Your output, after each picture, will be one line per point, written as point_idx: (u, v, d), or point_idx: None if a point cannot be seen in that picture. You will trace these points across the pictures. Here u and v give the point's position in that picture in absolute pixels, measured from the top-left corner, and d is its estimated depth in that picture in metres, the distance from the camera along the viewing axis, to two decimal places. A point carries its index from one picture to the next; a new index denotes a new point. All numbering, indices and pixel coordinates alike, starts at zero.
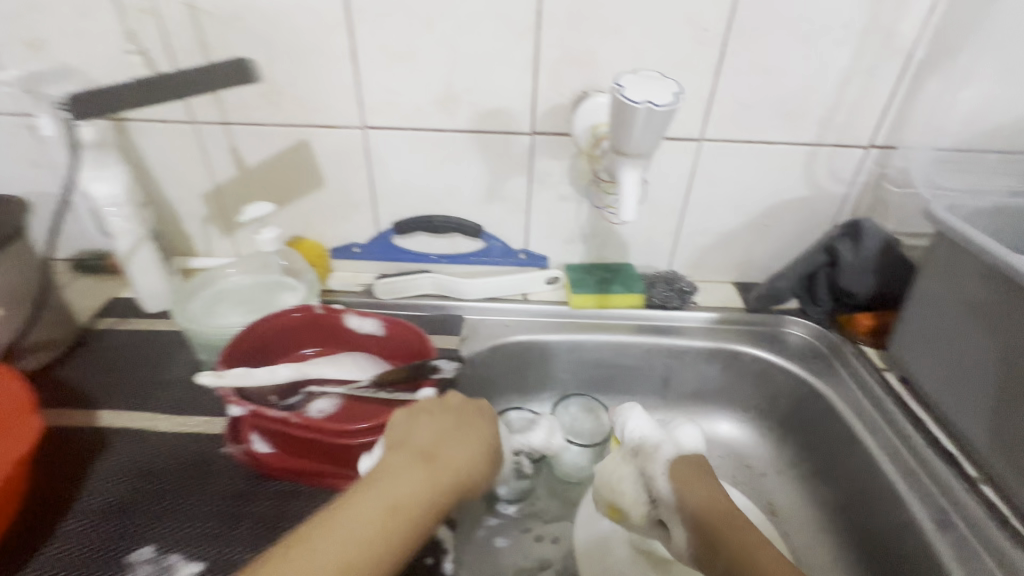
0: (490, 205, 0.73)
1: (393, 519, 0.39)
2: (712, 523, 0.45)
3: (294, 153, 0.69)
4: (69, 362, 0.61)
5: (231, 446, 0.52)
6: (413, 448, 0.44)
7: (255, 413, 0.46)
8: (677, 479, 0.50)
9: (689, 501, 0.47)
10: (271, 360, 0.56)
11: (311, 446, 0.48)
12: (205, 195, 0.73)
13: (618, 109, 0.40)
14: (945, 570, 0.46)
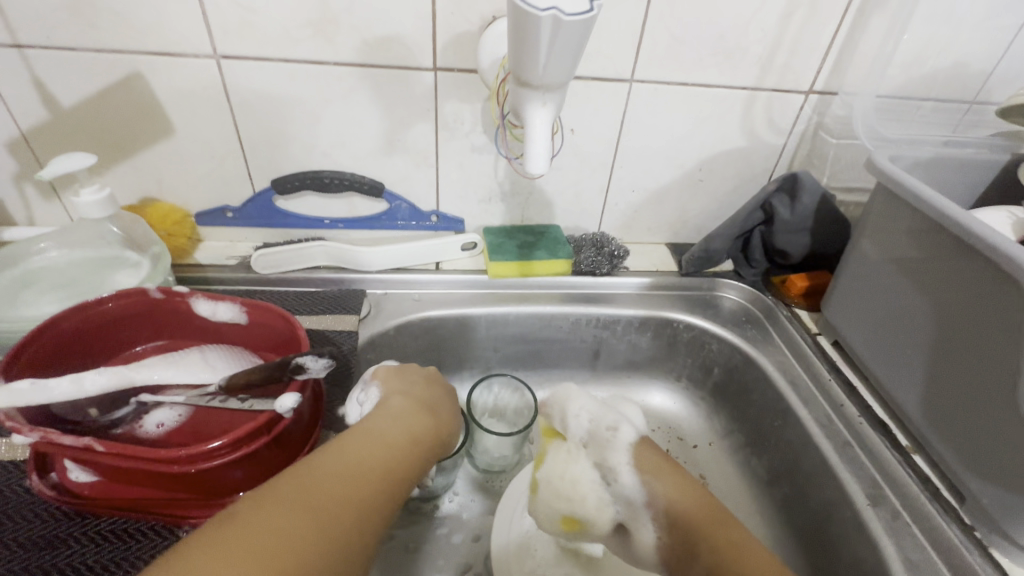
0: (391, 158, 0.61)
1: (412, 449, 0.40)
2: (699, 527, 0.39)
3: (125, 90, 0.54)
4: None
5: (32, 479, 0.39)
6: (413, 395, 0.45)
7: (49, 442, 0.34)
8: (646, 469, 0.42)
9: (660, 494, 0.41)
10: (94, 360, 0.45)
11: (141, 474, 0.37)
12: (10, 146, 0.56)
13: (516, 21, 0.29)
14: (877, 549, 0.44)
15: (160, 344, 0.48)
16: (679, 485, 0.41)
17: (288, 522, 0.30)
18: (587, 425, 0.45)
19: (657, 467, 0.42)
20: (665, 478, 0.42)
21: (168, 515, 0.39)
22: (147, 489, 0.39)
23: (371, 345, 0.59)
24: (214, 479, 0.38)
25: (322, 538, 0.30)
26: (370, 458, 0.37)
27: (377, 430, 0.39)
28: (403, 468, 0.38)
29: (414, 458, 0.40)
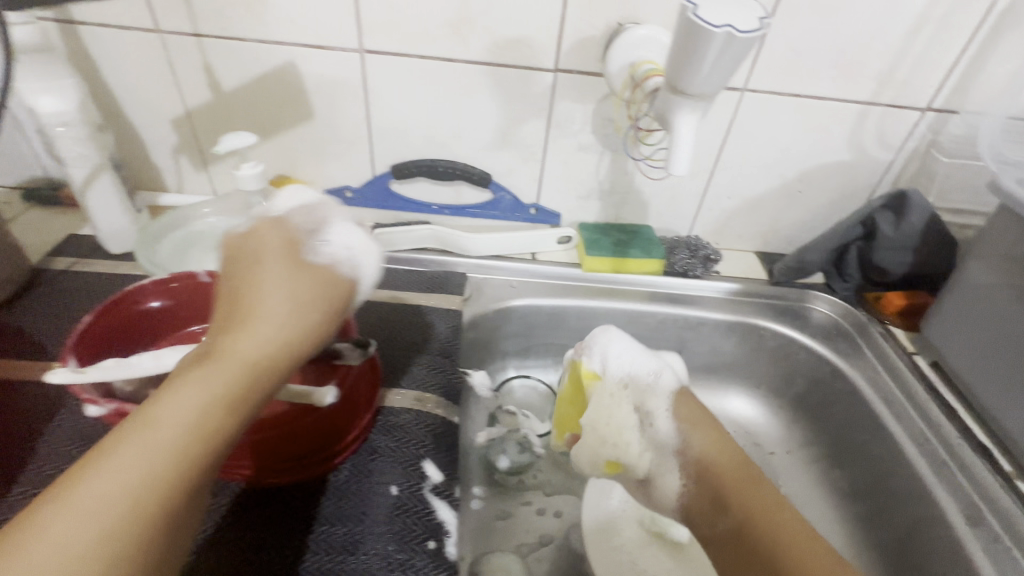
0: (502, 152, 0.65)
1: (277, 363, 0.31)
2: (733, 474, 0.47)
3: (278, 78, 0.60)
4: (17, 305, 0.53)
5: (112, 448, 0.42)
6: (244, 299, 0.32)
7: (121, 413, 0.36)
8: (682, 421, 0.52)
9: (687, 437, 0.51)
10: (156, 339, 0.47)
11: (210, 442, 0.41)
12: (175, 122, 0.64)
13: (686, 35, 0.32)
14: (973, 569, 0.44)
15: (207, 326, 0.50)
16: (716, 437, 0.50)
17: (20, 573, 0.21)
18: (630, 370, 0.55)
19: (693, 424, 0.52)
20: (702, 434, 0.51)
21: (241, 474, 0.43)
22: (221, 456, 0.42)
23: (471, 324, 0.63)
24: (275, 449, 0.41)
25: (66, 569, 0.21)
26: (165, 445, 0.25)
27: (152, 425, 0.26)
28: (218, 407, 0.28)
29: (255, 384, 0.29)
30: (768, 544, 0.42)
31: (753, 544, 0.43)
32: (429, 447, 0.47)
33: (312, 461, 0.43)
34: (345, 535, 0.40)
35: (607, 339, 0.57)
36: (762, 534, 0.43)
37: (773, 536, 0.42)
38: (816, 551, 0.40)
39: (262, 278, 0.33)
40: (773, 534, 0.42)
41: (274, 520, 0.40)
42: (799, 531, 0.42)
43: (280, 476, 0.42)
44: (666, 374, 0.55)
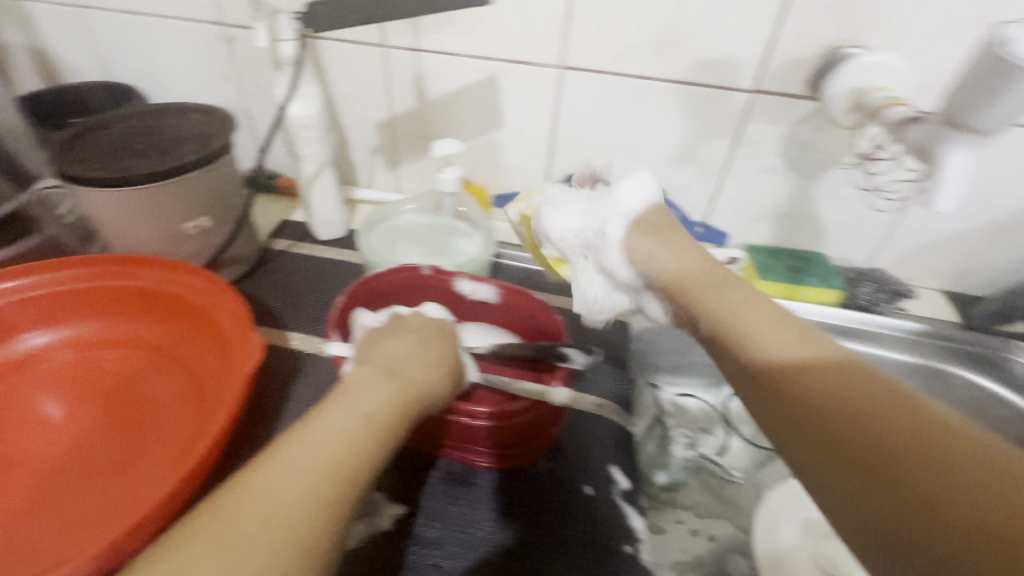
0: (680, 169, 0.66)
1: (388, 414, 0.36)
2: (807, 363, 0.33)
3: (477, 90, 0.64)
4: (254, 278, 0.62)
5: None
6: (389, 351, 0.42)
7: None
8: (750, 303, 0.39)
9: (670, 271, 0.45)
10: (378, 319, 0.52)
11: (436, 423, 0.43)
12: (379, 125, 0.71)
13: (990, 73, 0.35)
14: None
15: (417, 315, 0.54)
16: (759, 319, 0.37)
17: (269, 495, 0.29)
18: (578, 234, 0.51)
19: (760, 304, 0.39)
20: (773, 318, 0.37)
21: (452, 454, 0.46)
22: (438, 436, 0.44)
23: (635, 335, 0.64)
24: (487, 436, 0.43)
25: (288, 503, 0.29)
26: (311, 466, 0.31)
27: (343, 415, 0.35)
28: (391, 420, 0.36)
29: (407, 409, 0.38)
30: (827, 409, 0.30)
31: (828, 431, 0.29)
32: (613, 453, 0.48)
33: (518, 453, 0.45)
34: (547, 525, 0.43)
35: (550, 211, 0.52)
36: (827, 421, 0.29)
37: (858, 419, 0.28)
38: (860, 382, 0.30)
39: (403, 340, 0.43)
40: (849, 417, 0.29)
41: (485, 500, 0.44)
42: (848, 414, 0.29)
43: (489, 459, 0.45)
44: (611, 227, 0.49)
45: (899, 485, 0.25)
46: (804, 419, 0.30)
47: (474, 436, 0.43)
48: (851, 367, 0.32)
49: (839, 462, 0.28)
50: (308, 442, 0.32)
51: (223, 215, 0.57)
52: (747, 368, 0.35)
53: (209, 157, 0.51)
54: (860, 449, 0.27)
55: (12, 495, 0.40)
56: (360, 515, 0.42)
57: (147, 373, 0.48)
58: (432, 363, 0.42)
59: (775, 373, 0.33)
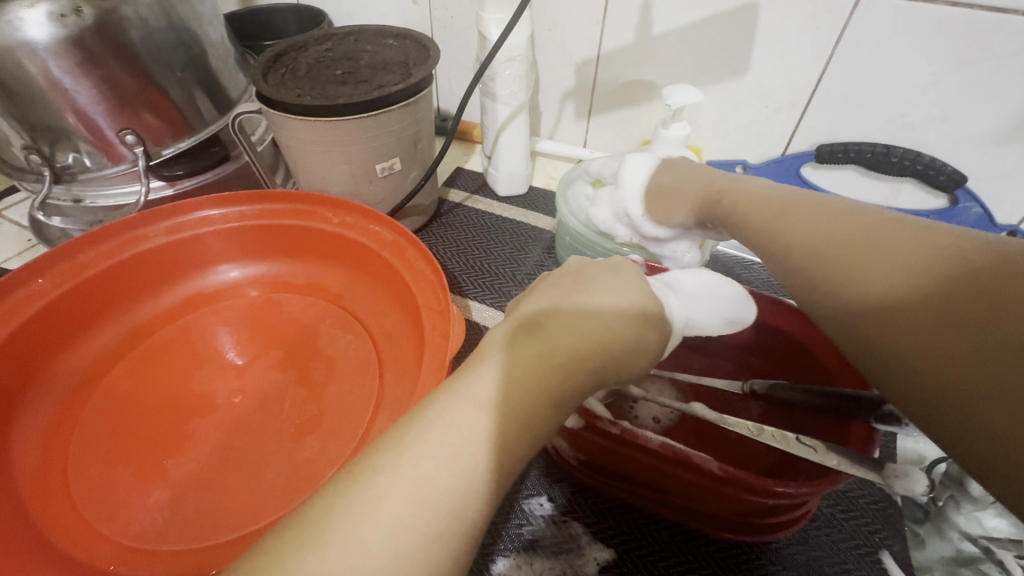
0: (1004, 146, 0.47)
1: (536, 392, 0.21)
2: (878, 274, 0.23)
3: (722, 23, 0.50)
4: (430, 232, 0.56)
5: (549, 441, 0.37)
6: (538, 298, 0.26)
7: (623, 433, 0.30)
8: (784, 202, 0.28)
9: (696, 192, 0.35)
10: None
11: (672, 480, 0.32)
12: (581, 65, 0.59)
13: None
14: None
15: None
16: (809, 214, 0.27)
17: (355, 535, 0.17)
18: (617, 226, 0.43)
19: (798, 199, 0.28)
20: (820, 210, 0.27)
21: (679, 515, 0.34)
22: (669, 492, 0.33)
23: None
24: (750, 504, 0.30)
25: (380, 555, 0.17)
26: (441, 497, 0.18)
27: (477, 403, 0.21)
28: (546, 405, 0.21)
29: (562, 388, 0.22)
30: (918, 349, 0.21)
31: (904, 377, 0.21)
32: (885, 533, 0.36)
33: (772, 523, 0.33)
34: None
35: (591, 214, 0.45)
36: (899, 356, 0.21)
37: (935, 351, 0.20)
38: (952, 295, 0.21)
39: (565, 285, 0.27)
40: (937, 364, 0.20)
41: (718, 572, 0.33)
42: (928, 341, 0.21)
43: (734, 531, 0.34)
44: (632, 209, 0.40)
45: (1006, 432, 0.18)
46: (893, 367, 0.22)
47: (729, 503, 0.31)
48: (928, 259, 0.22)
49: (929, 414, 0.20)
50: (424, 448, 0.19)
51: (412, 158, 0.50)
52: (808, 296, 0.25)
53: (412, 88, 0.44)
54: (954, 391, 0.20)
55: (200, 444, 0.37)
56: (558, 552, 0.33)
57: (329, 327, 0.45)
58: (604, 310, 0.25)
59: (832, 302, 0.24)
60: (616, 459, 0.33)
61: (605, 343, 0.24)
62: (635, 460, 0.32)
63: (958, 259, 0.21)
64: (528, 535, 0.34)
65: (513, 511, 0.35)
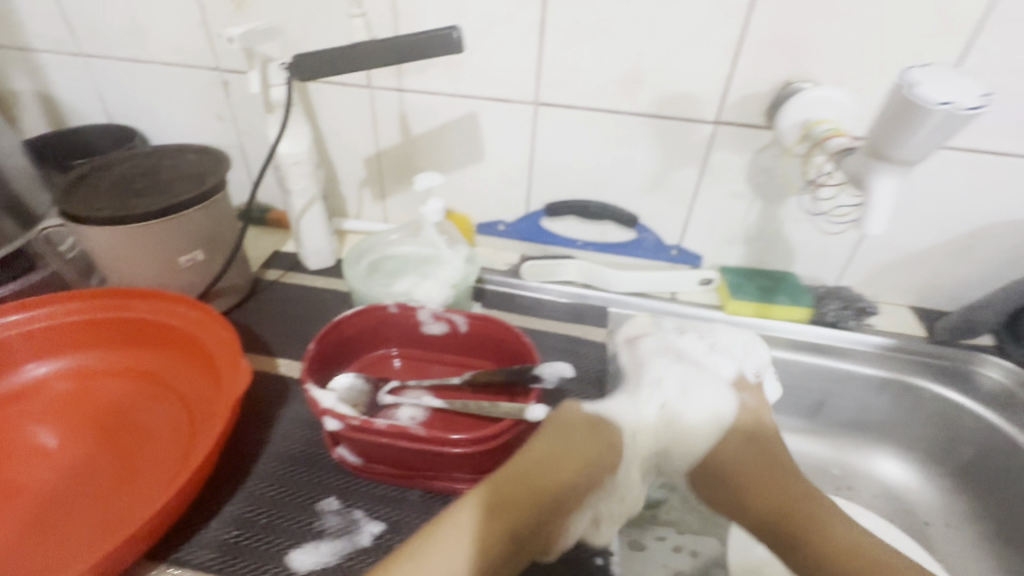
0: (652, 195, 0.69)
1: (527, 505, 0.43)
2: (753, 440, 0.53)
3: (458, 125, 0.68)
4: (245, 308, 0.65)
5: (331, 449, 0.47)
6: (547, 435, 0.48)
7: (357, 427, 0.42)
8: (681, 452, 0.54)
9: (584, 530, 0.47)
10: (352, 361, 0.52)
11: (409, 455, 0.44)
12: (367, 159, 0.74)
13: (900, 110, 0.35)
14: None
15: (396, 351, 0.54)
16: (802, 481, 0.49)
17: None
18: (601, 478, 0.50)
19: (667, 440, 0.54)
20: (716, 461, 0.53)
21: (429, 482, 0.46)
22: (415, 466, 0.45)
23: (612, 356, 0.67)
24: (459, 460, 0.44)
25: None
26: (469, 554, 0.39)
27: (486, 511, 0.41)
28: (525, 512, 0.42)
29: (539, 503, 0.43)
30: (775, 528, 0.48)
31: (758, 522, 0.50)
32: None
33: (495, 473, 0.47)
34: None
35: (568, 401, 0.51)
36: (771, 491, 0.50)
37: (803, 515, 0.47)
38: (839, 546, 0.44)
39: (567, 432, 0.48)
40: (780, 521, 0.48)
41: None
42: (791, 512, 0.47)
43: (471, 484, 0.47)
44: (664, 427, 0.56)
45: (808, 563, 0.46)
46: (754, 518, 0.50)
47: (449, 461, 0.44)
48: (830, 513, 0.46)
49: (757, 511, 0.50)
50: (450, 545, 0.39)
51: (215, 249, 0.59)
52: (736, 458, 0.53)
53: (203, 194, 0.55)
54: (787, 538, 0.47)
55: (7, 522, 0.41)
56: (340, 534, 0.43)
57: (143, 399, 0.51)
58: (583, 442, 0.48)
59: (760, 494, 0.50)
60: (369, 448, 0.45)
61: (585, 463, 0.47)
62: (379, 445, 0.44)
63: (771, 430, 0.54)
64: (317, 527, 0.44)
65: (306, 512, 0.44)
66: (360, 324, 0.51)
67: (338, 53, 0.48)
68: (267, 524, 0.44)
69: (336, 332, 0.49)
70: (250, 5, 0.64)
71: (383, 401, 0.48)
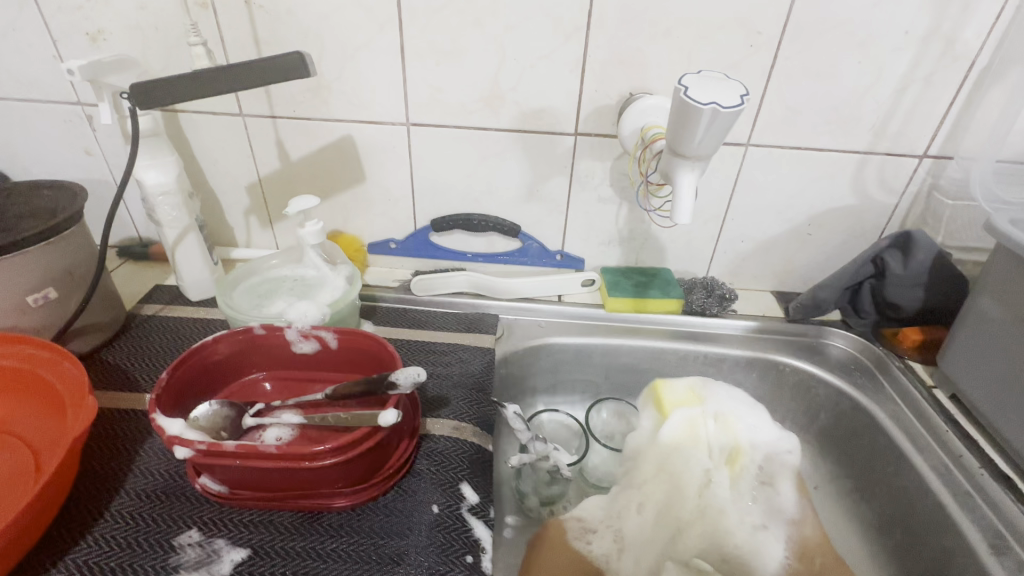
0: (529, 204, 0.73)
1: None
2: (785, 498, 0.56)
3: (336, 148, 0.70)
4: (115, 346, 0.62)
5: (195, 480, 0.46)
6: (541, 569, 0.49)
7: (208, 450, 0.41)
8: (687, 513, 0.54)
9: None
10: (218, 387, 0.51)
11: (271, 474, 0.44)
12: (250, 187, 0.74)
13: (680, 111, 0.39)
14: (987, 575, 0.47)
15: (267, 374, 0.54)
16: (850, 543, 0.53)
17: None
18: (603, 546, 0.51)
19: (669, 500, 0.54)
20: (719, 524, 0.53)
21: (299, 501, 0.46)
22: (281, 486, 0.45)
23: (502, 361, 0.69)
24: (323, 473, 0.44)
25: None
26: None
27: None
28: None
29: None
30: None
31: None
32: (466, 472, 0.52)
33: (369, 484, 0.47)
34: (397, 546, 0.45)
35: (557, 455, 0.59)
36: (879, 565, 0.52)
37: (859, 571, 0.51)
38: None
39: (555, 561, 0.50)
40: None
41: (338, 532, 0.46)
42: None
43: (344, 497, 0.47)
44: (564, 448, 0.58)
45: None
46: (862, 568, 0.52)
47: (313, 476, 0.44)
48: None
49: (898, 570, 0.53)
50: None
51: (71, 287, 0.57)
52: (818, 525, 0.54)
53: (50, 230, 0.53)
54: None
55: None
56: (198, 566, 0.42)
57: None
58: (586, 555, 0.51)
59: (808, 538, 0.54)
60: (229, 473, 0.44)
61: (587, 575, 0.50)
62: (238, 468, 0.43)
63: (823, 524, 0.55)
64: (173, 562, 0.42)
65: (162, 548, 0.43)
66: (227, 348, 0.50)
67: (176, 78, 0.48)
68: (117, 566, 0.42)
69: (197, 360, 0.48)
70: (107, 39, 0.63)
71: (246, 424, 0.47)
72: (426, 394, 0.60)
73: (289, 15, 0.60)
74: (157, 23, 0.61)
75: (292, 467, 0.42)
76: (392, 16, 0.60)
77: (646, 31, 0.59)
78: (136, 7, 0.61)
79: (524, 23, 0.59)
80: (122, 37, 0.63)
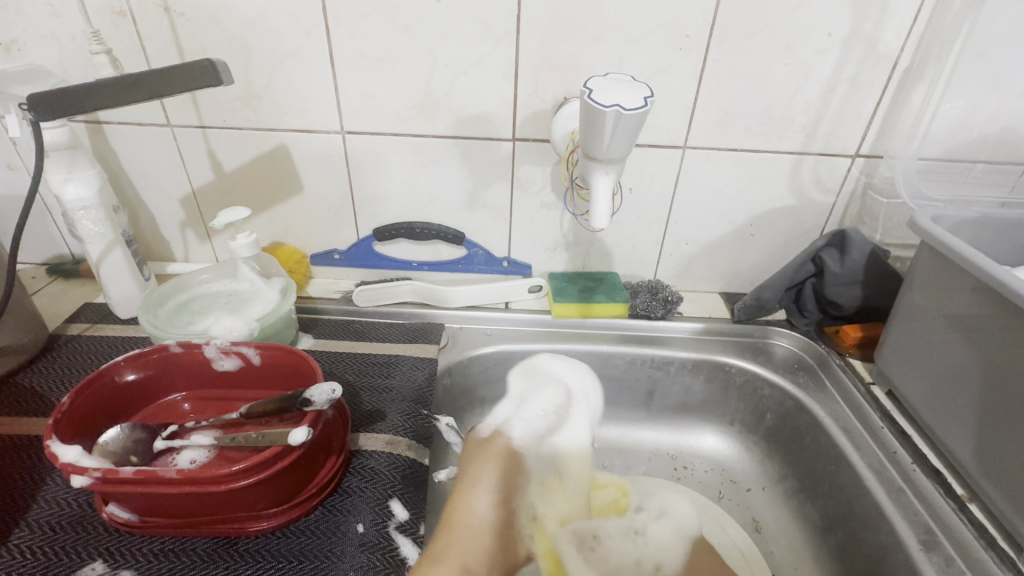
0: (472, 212, 0.72)
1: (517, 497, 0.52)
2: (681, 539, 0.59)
3: (271, 158, 0.68)
4: (33, 368, 0.59)
5: (102, 510, 0.44)
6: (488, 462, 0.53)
7: (105, 480, 0.39)
8: (574, 535, 0.55)
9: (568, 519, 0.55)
10: (132, 411, 0.49)
11: (178, 501, 0.42)
12: (183, 199, 0.72)
13: (587, 114, 0.39)
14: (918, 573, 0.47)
15: (188, 393, 0.52)
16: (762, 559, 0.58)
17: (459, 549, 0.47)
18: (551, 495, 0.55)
19: (555, 522, 0.55)
20: (606, 549, 0.56)
21: (214, 527, 0.44)
22: (193, 513, 0.43)
23: (446, 371, 0.67)
24: (237, 496, 0.42)
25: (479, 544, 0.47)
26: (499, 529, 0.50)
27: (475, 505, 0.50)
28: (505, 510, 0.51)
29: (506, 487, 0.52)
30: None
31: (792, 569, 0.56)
32: (397, 488, 0.50)
33: (291, 506, 0.46)
34: (318, 568, 0.43)
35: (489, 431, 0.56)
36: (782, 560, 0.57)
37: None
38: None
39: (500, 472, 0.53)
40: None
41: (256, 558, 0.44)
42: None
43: (264, 521, 0.45)
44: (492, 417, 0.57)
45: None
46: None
47: (225, 502, 0.42)
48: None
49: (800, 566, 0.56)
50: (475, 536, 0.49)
51: None
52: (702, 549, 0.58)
53: None
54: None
55: None
56: None
57: None
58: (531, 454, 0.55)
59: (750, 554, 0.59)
60: (134, 501, 0.42)
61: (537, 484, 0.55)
62: (141, 496, 0.41)
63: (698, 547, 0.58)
64: None
65: None
66: (140, 368, 0.48)
67: (72, 90, 0.46)
68: None
69: (102, 381, 0.46)
70: (20, 49, 0.60)
71: (157, 448, 0.45)
72: (362, 408, 0.58)
73: (212, 23, 0.59)
74: (73, 31, 0.59)
75: (197, 492, 0.40)
76: (318, 22, 0.59)
77: (576, 35, 0.59)
78: (49, 16, 0.58)
79: (454, 29, 0.59)
80: (37, 47, 0.60)
